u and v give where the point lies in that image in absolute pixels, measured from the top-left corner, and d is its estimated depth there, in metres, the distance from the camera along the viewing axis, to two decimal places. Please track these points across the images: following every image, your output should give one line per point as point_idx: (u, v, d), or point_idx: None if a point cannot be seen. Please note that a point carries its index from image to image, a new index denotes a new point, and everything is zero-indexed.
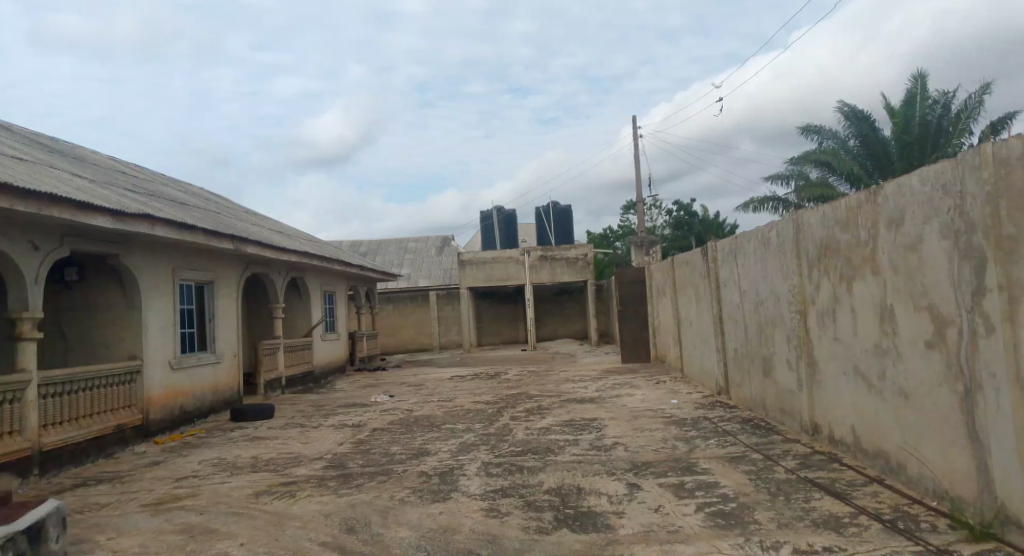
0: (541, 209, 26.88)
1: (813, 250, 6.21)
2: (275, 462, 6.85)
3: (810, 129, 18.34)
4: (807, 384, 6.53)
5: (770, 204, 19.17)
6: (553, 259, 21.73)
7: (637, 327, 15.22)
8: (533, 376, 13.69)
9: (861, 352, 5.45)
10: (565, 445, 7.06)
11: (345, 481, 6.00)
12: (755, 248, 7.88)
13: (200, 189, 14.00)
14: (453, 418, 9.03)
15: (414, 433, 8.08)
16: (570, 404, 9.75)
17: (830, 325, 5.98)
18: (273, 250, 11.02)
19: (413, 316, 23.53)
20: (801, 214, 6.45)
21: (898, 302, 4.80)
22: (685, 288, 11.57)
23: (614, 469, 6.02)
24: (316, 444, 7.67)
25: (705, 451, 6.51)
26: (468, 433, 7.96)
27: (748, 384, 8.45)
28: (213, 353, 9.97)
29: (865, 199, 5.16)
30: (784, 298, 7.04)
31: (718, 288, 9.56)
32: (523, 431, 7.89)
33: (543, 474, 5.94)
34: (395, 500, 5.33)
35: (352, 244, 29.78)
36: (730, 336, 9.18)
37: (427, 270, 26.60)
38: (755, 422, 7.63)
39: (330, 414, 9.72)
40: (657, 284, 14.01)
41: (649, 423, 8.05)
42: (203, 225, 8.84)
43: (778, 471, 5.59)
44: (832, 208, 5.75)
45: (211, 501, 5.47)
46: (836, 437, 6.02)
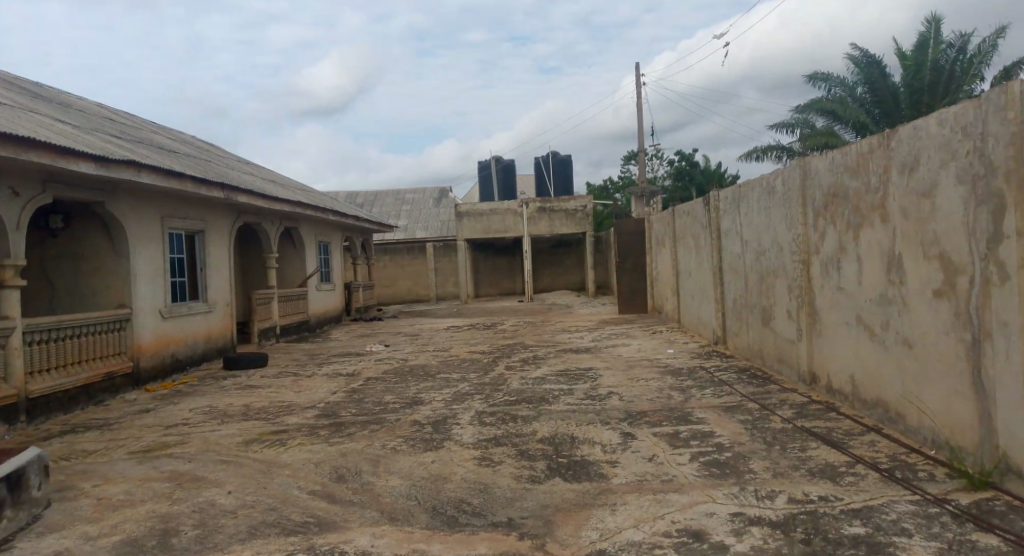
0: (541, 159, 26.47)
1: (820, 197, 6.07)
2: (266, 411, 6.79)
3: (818, 76, 17.92)
4: (807, 334, 6.45)
5: (773, 153, 18.85)
6: (552, 210, 21.48)
7: (635, 278, 15.10)
8: (530, 327, 13.65)
9: (865, 301, 5.35)
10: (559, 394, 7.00)
11: (337, 430, 5.94)
12: (759, 196, 7.71)
13: (191, 137, 13.68)
14: (449, 368, 8.98)
15: (409, 383, 8.03)
16: (565, 354, 9.69)
17: (834, 274, 5.87)
18: (267, 199, 10.84)
19: (409, 267, 23.39)
20: (808, 160, 6.28)
21: (908, 250, 4.70)
22: (685, 238, 11.41)
23: (608, 418, 5.96)
24: (310, 393, 7.61)
25: (700, 400, 6.45)
26: (462, 383, 7.90)
27: (746, 333, 8.38)
28: (206, 302, 9.86)
29: (877, 144, 5.03)
30: (786, 246, 6.91)
31: (719, 239, 9.41)
32: (518, 381, 7.84)
33: (537, 423, 5.88)
34: (387, 449, 5.27)
35: (349, 195, 29.46)
36: (730, 286, 9.07)
37: (424, 221, 26.37)
38: (751, 372, 7.57)
39: (323, 364, 9.66)
40: (657, 235, 13.83)
41: (645, 373, 7.99)
42: (192, 172, 8.63)
43: (774, 420, 5.52)
44: (842, 154, 5.61)
45: (200, 449, 5.41)
46: (834, 387, 5.96)
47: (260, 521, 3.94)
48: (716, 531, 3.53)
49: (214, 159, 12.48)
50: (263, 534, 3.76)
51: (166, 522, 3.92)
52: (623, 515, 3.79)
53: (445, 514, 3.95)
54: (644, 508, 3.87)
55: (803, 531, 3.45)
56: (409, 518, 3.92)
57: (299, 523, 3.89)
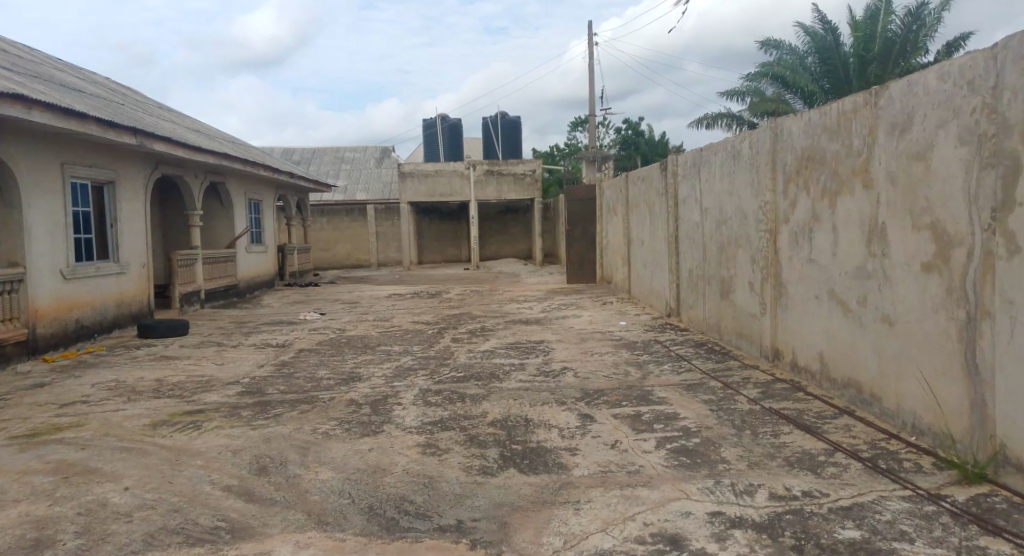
0: (489, 120, 25.63)
1: (793, 161, 5.66)
2: (183, 387, 6.05)
3: (770, 43, 17.70)
4: (772, 307, 6.08)
5: (723, 121, 18.64)
6: (499, 174, 20.82)
7: (584, 246, 14.68)
8: (475, 295, 13.09)
9: (839, 274, 4.97)
10: (510, 370, 6.50)
11: (261, 411, 5.29)
12: (722, 159, 7.29)
13: (103, 79, 12.46)
14: (390, 339, 8.36)
15: (346, 356, 7.39)
16: (514, 325, 9.20)
17: (805, 244, 5.48)
18: (187, 150, 9.87)
19: (349, 230, 22.41)
20: (781, 121, 5.86)
21: (893, 219, 4.31)
22: (639, 205, 10.99)
23: (564, 397, 5.49)
24: (234, 367, 6.89)
25: (659, 377, 6.05)
26: (405, 357, 7.31)
27: (702, 305, 8.04)
28: (117, 262, 8.93)
29: (863, 101, 4.61)
30: (751, 214, 6.53)
31: (676, 206, 9.00)
32: (466, 355, 7.31)
33: (488, 403, 5.36)
34: (319, 435, 4.66)
35: (284, 152, 28.03)
36: (686, 257, 8.71)
37: (365, 182, 25.32)
38: (708, 347, 7.22)
39: (252, 333, 8.89)
40: (608, 201, 13.39)
41: (599, 346, 7.57)
42: (97, 114, 7.69)
43: (740, 401, 5.14)
44: (820, 114, 5.18)
45: (97, 434, 4.69)
46: (800, 365, 5.61)
47: (160, 527, 3.30)
48: (694, 535, 3.10)
49: (129, 103, 11.36)
50: (162, 545, 3.13)
51: (42, 529, 3.25)
52: (588, 517, 3.32)
53: (384, 516, 3.40)
54: (611, 507, 3.41)
55: (792, 536, 3.04)
56: (340, 521, 3.36)
57: (207, 530, 3.28)
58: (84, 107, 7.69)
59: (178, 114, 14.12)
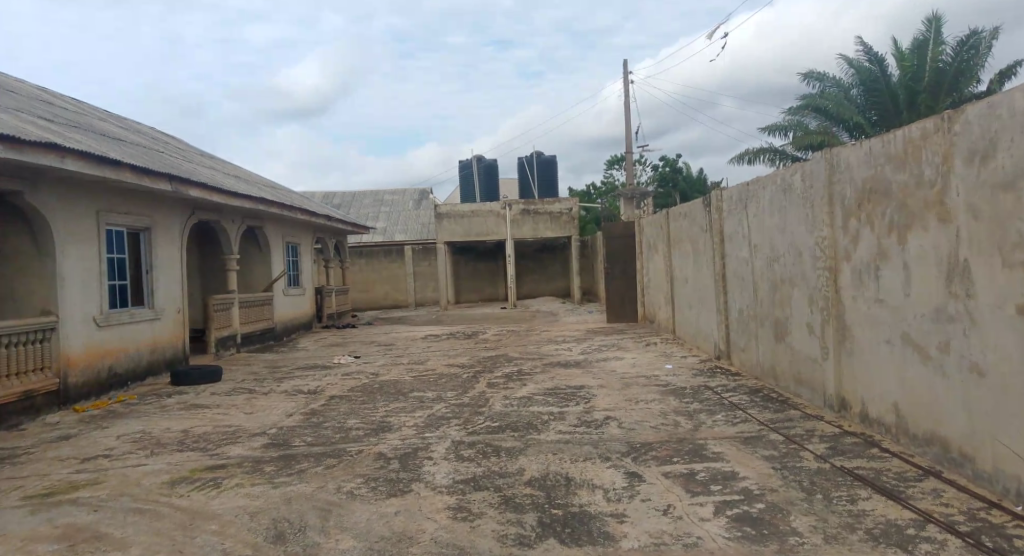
0: (526, 158, 25.55)
1: (852, 193, 5.22)
2: (208, 438, 5.79)
3: (812, 75, 17.25)
4: (835, 353, 5.58)
5: (764, 156, 18.13)
6: (536, 213, 20.59)
7: (624, 285, 14.22)
8: (513, 336, 12.72)
9: (914, 317, 4.48)
10: (549, 420, 6.08)
11: (285, 466, 4.97)
12: (772, 193, 6.85)
13: (144, 128, 12.65)
14: (423, 385, 8.02)
15: (377, 403, 7.07)
16: (553, 369, 8.79)
17: (871, 283, 5.01)
18: (223, 195, 9.83)
19: (387, 271, 22.37)
20: (838, 151, 5.43)
21: (976, 256, 3.85)
22: (682, 242, 10.55)
23: (608, 452, 5.06)
24: (263, 415, 6.62)
25: (713, 429, 5.57)
26: (438, 404, 6.95)
27: (755, 347, 7.53)
28: (152, 308, 8.85)
29: (933, 126, 4.17)
30: (807, 251, 6.06)
31: (722, 243, 8.55)
32: (502, 402, 6.91)
33: (525, 459, 4.96)
34: (342, 496, 4.30)
35: (325, 195, 28.40)
36: (735, 296, 8.22)
37: (404, 223, 25.38)
38: (764, 394, 6.70)
39: (284, 379, 8.66)
40: (648, 238, 12.98)
41: (644, 392, 7.11)
42: (131, 162, 7.67)
43: (806, 458, 4.64)
44: (883, 142, 4.75)
45: (113, 493, 4.43)
46: (871, 417, 5.08)
47: None
48: None
49: (169, 151, 11.48)
50: None
51: None
52: None
53: None
54: None
55: None
56: None
57: None
58: (120, 155, 7.69)
59: (218, 160, 14.28)
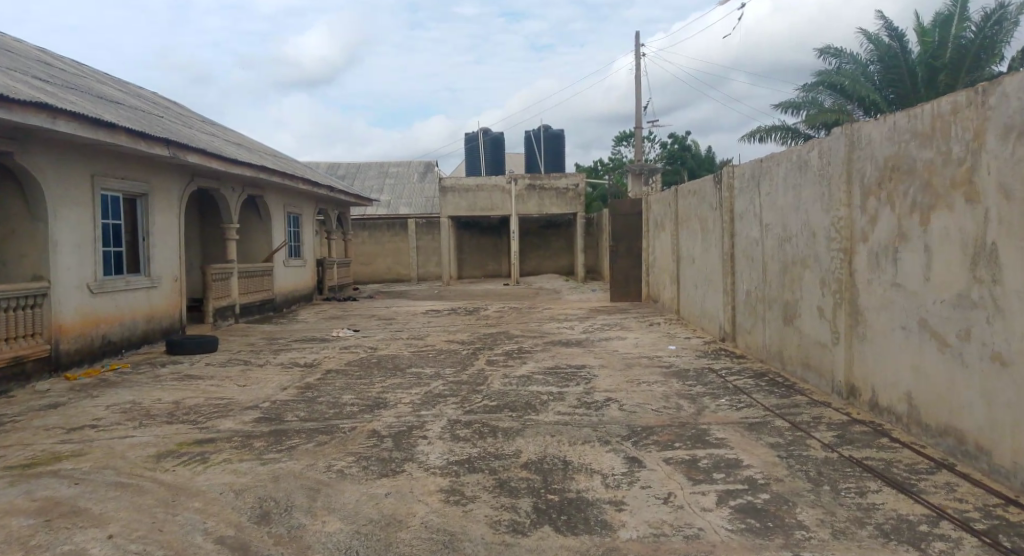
0: (533, 133, 25.20)
1: (873, 172, 5.00)
2: (199, 411, 5.65)
3: (829, 51, 16.86)
4: (845, 338, 5.40)
5: (777, 134, 17.77)
6: (542, 188, 20.30)
7: (629, 263, 14.02)
8: (514, 313, 12.55)
9: (933, 302, 4.30)
10: (548, 400, 5.93)
11: (275, 442, 4.83)
12: (786, 172, 6.63)
13: (145, 93, 12.40)
14: (422, 361, 7.87)
15: (374, 378, 6.93)
16: (554, 347, 8.62)
17: (888, 266, 4.81)
18: (224, 162, 9.63)
19: (390, 244, 22.19)
20: (859, 127, 5.21)
21: (1006, 239, 3.66)
22: (690, 221, 10.33)
23: (609, 436, 4.91)
24: (256, 388, 6.49)
25: (716, 413, 5.41)
26: (436, 381, 6.81)
27: (762, 330, 7.34)
28: (148, 276, 8.69)
29: (965, 100, 3.97)
30: (821, 232, 5.86)
31: (732, 222, 8.33)
32: (501, 380, 6.77)
33: (522, 440, 4.82)
34: (332, 475, 4.16)
35: (329, 167, 28.11)
36: (743, 277, 8.02)
37: (408, 196, 25.13)
38: (770, 378, 6.54)
39: (281, 351, 8.53)
40: (656, 216, 12.74)
41: (646, 374, 6.94)
42: (128, 126, 7.47)
43: (814, 447, 4.48)
44: (909, 118, 4.54)
45: (96, 466, 4.29)
46: (881, 406, 4.91)
47: None
48: None
49: (169, 116, 11.26)
50: None
51: None
52: None
53: None
54: None
55: None
56: None
57: None
58: (116, 118, 7.48)
59: (220, 127, 14.04)
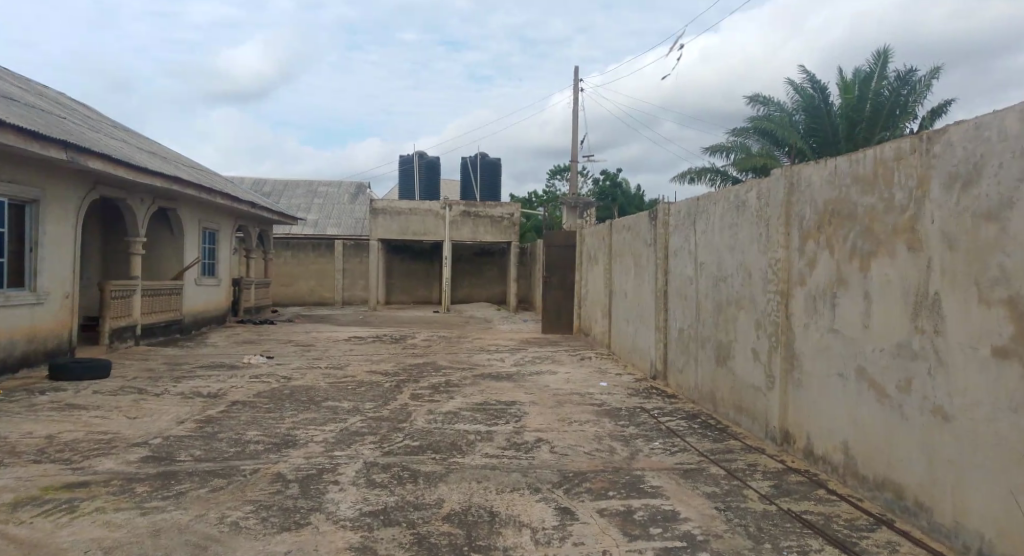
0: (468, 159, 24.99)
1: (812, 215, 4.91)
2: (76, 447, 4.98)
3: (758, 99, 17.37)
4: (781, 383, 5.25)
5: (707, 176, 18.14)
6: (476, 216, 20.05)
7: (561, 295, 13.84)
8: (442, 343, 12.10)
9: (873, 351, 4.17)
10: (474, 441, 5.53)
11: (161, 487, 4.24)
12: (723, 211, 6.55)
13: (47, 92, 11.47)
14: (340, 393, 7.33)
15: (285, 413, 6.35)
16: (483, 381, 8.24)
17: (827, 310, 4.69)
18: (131, 171, 8.90)
19: (315, 266, 21.37)
20: (798, 169, 5.13)
21: (950, 290, 3.56)
22: (623, 255, 10.22)
23: (538, 482, 4.56)
24: (149, 421, 5.82)
25: (650, 458, 5.15)
26: (354, 416, 6.31)
27: (694, 369, 7.19)
28: (33, 291, 7.84)
29: (910, 147, 3.88)
30: (757, 273, 5.75)
31: (666, 258, 8.22)
32: (426, 417, 6.33)
33: (444, 488, 4.40)
34: (224, 528, 3.63)
35: (254, 183, 27.04)
36: (676, 315, 7.89)
37: (336, 217, 24.37)
38: (702, 420, 6.35)
39: (184, 378, 7.81)
40: (589, 249, 12.62)
41: (578, 413, 6.65)
42: (18, 124, 6.75)
43: (751, 498, 4.25)
44: (851, 162, 4.45)
45: None
46: (816, 454, 4.75)
47: None
48: None
49: (73, 118, 10.42)
50: None
51: None
52: None
53: None
54: None
55: None
56: None
57: None
58: (4, 114, 6.76)
59: (133, 134, 13.16)
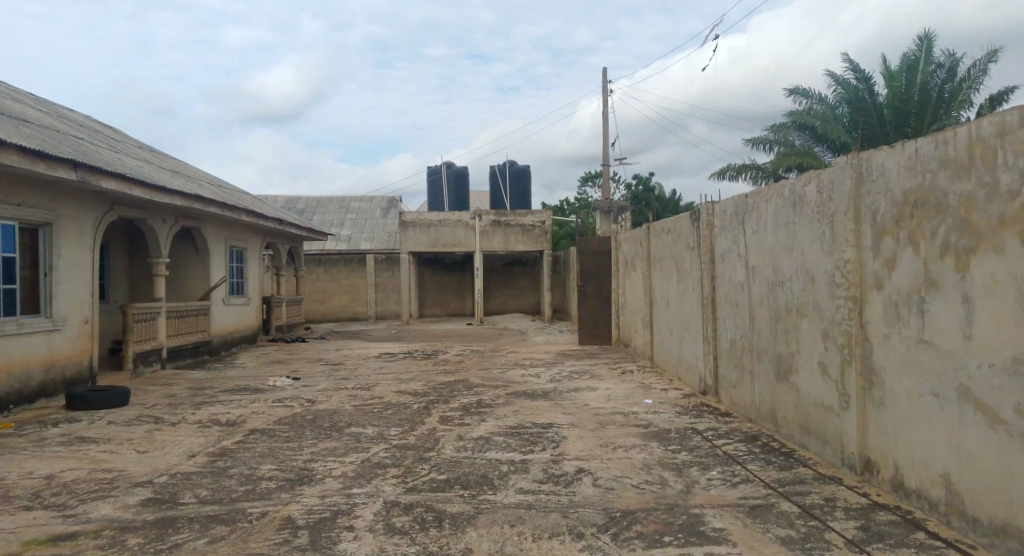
0: (498, 168, 24.54)
1: (888, 208, 4.25)
2: (75, 489, 4.56)
3: (799, 91, 16.54)
4: (858, 403, 4.58)
5: (748, 173, 17.34)
6: (508, 224, 19.54)
7: (598, 304, 13.20)
8: (475, 357, 11.58)
9: (978, 367, 3.52)
10: (508, 473, 4.96)
11: (155, 538, 3.76)
12: (777, 207, 5.89)
13: (69, 115, 11.34)
14: (365, 418, 6.84)
15: (303, 442, 5.88)
16: (517, 400, 7.67)
17: (913, 319, 4.03)
18: (148, 189, 8.60)
19: (347, 281, 21.13)
20: (869, 156, 4.48)
21: None
22: (664, 261, 9.58)
23: (579, 525, 3.97)
24: (158, 456, 5.38)
25: (709, 492, 4.52)
26: (378, 444, 5.81)
27: (750, 384, 6.51)
28: (49, 317, 7.56)
29: (1018, 119, 3.23)
30: (822, 277, 5.08)
31: (713, 262, 7.55)
32: (455, 444, 5.79)
33: (473, 534, 3.85)
34: None
35: (287, 201, 27.03)
36: (726, 324, 7.22)
37: (368, 232, 24.14)
38: (763, 443, 5.68)
39: (203, 405, 7.42)
40: (627, 255, 11.98)
41: (622, 436, 6.04)
42: (23, 144, 6.47)
43: (836, 546, 3.60)
44: (937, 143, 3.80)
45: None
46: (908, 488, 4.08)
47: None
48: None
49: (93, 139, 10.25)
50: None
51: None
52: None
53: None
54: None
55: None
56: None
57: None
58: (9, 134, 6.48)
59: (157, 154, 13.00)
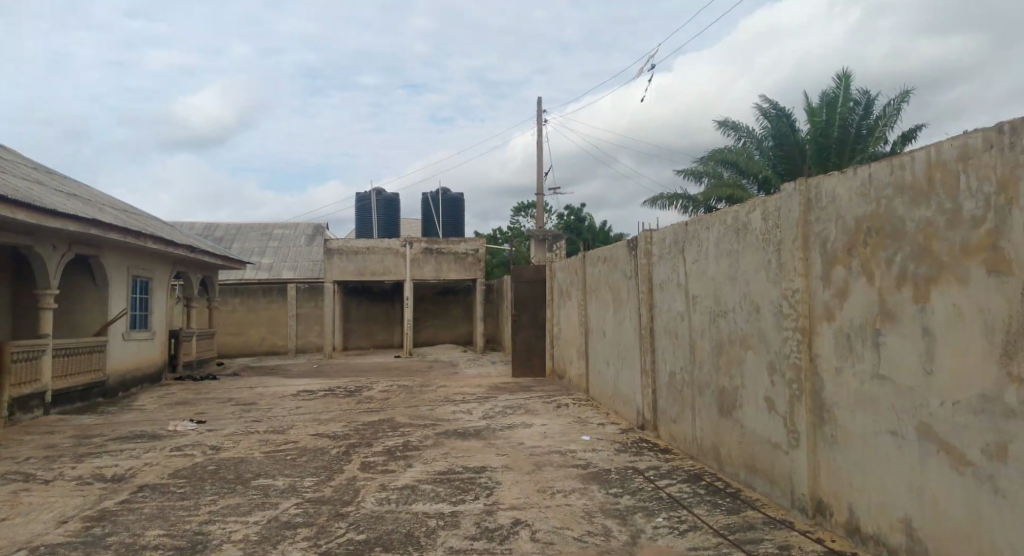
0: (428, 195, 24.04)
1: (839, 236, 4.02)
2: None
3: (726, 124, 16.85)
4: (809, 441, 4.28)
5: (678, 202, 17.47)
6: (438, 253, 19.01)
7: (532, 335, 12.82)
8: (402, 393, 10.97)
9: (942, 405, 3.27)
10: (436, 529, 4.42)
11: None
12: (719, 233, 5.64)
13: None
14: (276, 467, 6.15)
15: (202, 499, 5.16)
16: (447, 441, 7.13)
17: (868, 352, 3.78)
18: (34, 213, 7.70)
19: (266, 313, 20.07)
20: (817, 181, 4.26)
21: None
22: (600, 290, 9.29)
23: None
24: (21, 524, 4.58)
25: (655, 544, 4.11)
26: (289, 499, 5.16)
27: (691, 419, 6.19)
28: None
29: (983, 142, 3.04)
30: (768, 308, 4.82)
31: (651, 291, 7.28)
32: (377, 495, 5.20)
33: None
34: None
35: (204, 227, 25.67)
36: (665, 355, 6.94)
37: (291, 260, 23.12)
38: (707, 483, 5.33)
39: (89, 455, 6.55)
40: (561, 284, 11.67)
41: (560, 478, 5.60)
42: None
43: None
44: (892, 168, 3.59)
45: None
46: (865, 534, 3.79)
47: None
48: None
49: None
50: None
51: None
52: None
53: None
54: None
55: None
56: None
57: None
58: None
59: (53, 177, 11.91)
